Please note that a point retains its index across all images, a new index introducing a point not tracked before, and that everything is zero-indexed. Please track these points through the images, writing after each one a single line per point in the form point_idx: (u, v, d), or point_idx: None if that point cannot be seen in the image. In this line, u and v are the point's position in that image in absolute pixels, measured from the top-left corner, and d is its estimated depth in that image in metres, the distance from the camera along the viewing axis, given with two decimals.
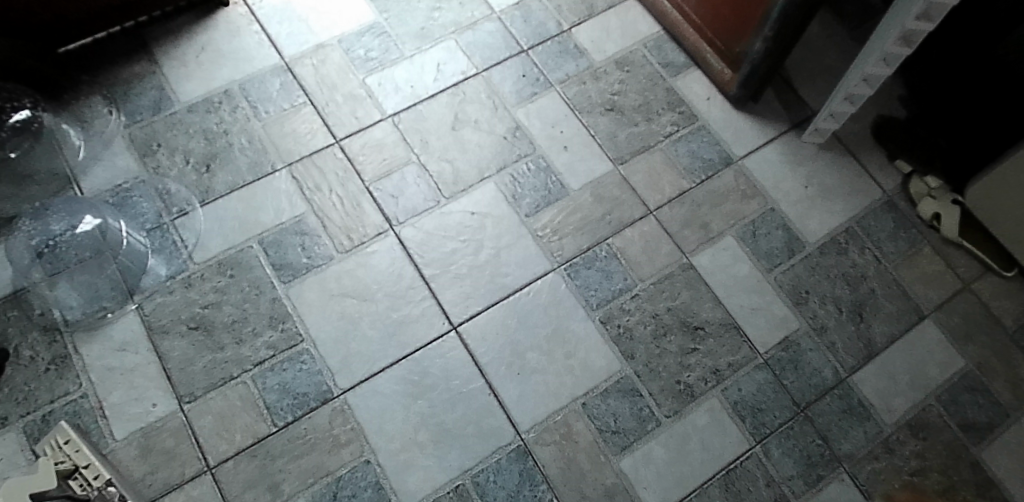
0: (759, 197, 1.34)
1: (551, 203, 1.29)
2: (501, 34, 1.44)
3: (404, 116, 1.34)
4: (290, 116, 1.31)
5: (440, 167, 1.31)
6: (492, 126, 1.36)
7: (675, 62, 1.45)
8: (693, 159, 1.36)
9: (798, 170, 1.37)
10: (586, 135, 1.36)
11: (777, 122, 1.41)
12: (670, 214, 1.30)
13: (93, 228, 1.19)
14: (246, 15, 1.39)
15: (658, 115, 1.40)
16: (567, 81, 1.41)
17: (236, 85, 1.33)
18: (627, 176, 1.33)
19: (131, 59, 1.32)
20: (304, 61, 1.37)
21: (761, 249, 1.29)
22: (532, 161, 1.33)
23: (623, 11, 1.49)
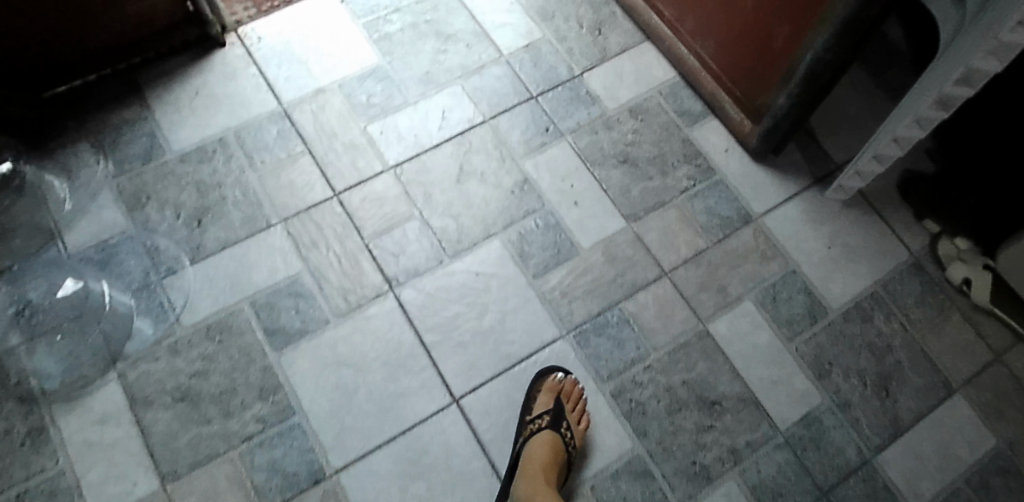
0: (779, 258, 1.27)
1: (561, 262, 1.23)
2: (510, 79, 1.37)
3: (406, 167, 1.28)
4: (287, 166, 1.25)
5: (443, 223, 1.24)
6: (499, 178, 1.29)
7: (692, 110, 1.38)
8: (710, 216, 1.29)
9: (820, 229, 1.31)
10: (598, 190, 1.29)
11: (798, 177, 1.34)
12: (686, 277, 1.24)
13: (75, 291, 1.12)
14: (243, 57, 1.33)
15: (673, 168, 1.33)
16: (578, 130, 1.34)
17: (232, 132, 1.26)
18: (640, 234, 1.26)
19: (121, 103, 1.26)
20: (302, 107, 1.30)
21: (782, 316, 1.23)
22: (541, 217, 1.26)
23: (637, 55, 1.42)
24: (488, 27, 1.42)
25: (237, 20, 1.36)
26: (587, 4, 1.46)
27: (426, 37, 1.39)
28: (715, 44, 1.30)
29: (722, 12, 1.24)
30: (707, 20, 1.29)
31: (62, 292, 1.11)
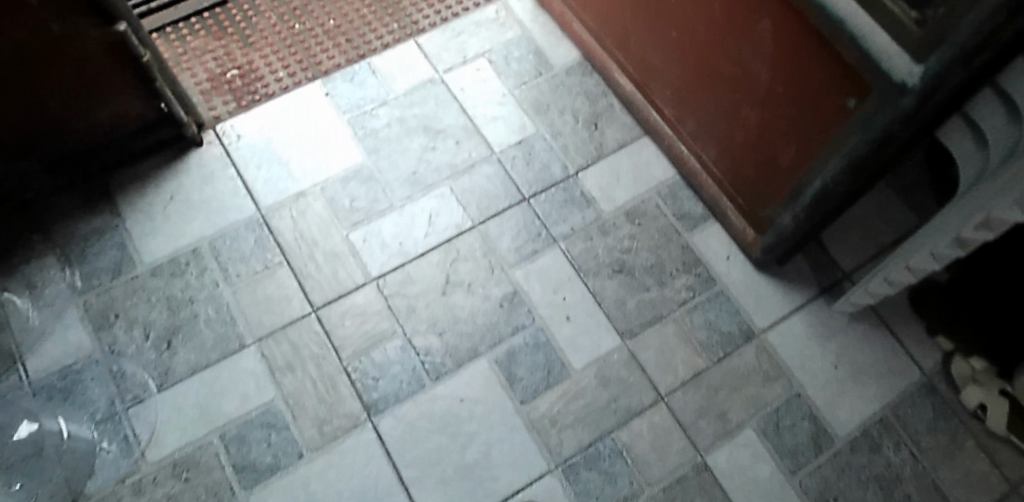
0: (783, 379, 1.21)
1: (551, 385, 1.15)
2: (501, 179, 1.31)
3: (390, 278, 1.21)
4: (264, 279, 1.19)
5: (426, 342, 1.17)
6: (487, 290, 1.22)
7: (692, 214, 1.31)
8: (710, 332, 1.22)
9: (827, 346, 1.24)
10: (592, 302, 1.22)
11: (804, 287, 1.27)
12: (684, 401, 1.17)
13: (30, 435, 1.06)
14: (221, 157, 1.28)
15: (671, 278, 1.25)
16: (572, 235, 1.27)
17: (207, 241, 1.21)
18: (635, 353, 1.19)
19: (92, 210, 1.22)
20: (281, 212, 1.24)
21: (784, 446, 1.16)
22: (530, 334, 1.19)
23: (635, 151, 1.35)
24: (479, 121, 1.35)
25: (215, 115, 1.32)
26: (582, 95, 1.39)
27: (413, 133, 1.33)
28: (716, 149, 1.23)
29: (723, 120, 1.17)
30: (707, 125, 1.22)
31: (17, 436, 1.05)
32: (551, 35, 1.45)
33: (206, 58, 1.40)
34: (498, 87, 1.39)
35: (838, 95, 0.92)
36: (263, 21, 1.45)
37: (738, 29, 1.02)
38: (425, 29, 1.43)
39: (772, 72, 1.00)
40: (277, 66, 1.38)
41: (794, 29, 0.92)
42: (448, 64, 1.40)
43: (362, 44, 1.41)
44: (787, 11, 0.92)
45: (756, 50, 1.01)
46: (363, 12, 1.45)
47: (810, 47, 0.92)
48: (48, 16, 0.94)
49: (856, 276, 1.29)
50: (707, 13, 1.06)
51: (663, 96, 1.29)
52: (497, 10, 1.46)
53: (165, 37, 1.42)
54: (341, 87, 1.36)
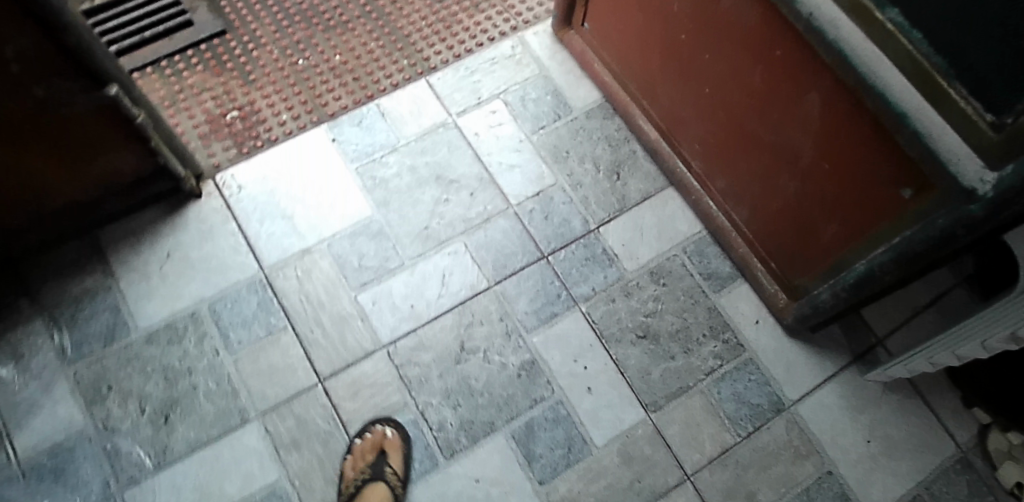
0: (815, 455, 1.16)
1: (572, 464, 1.10)
2: (518, 235, 1.23)
3: (401, 344, 1.14)
4: (267, 347, 1.12)
5: (439, 416, 1.11)
6: (503, 357, 1.15)
7: (719, 273, 1.24)
8: (738, 405, 1.16)
9: (860, 419, 1.19)
10: (615, 372, 1.16)
11: (836, 354, 1.22)
12: (710, 481, 1.11)
13: None
14: (221, 210, 1.21)
15: (698, 345, 1.19)
16: (593, 297, 1.20)
17: (206, 304, 1.14)
18: (661, 427, 1.13)
19: (82, 269, 1.15)
20: (286, 271, 1.17)
21: None
22: (550, 407, 1.12)
23: (659, 204, 1.27)
24: (494, 170, 1.27)
25: (215, 163, 1.24)
26: (604, 141, 1.31)
27: (426, 184, 1.25)
28: (749, 210, 1.16)
29: (758, 185, 1.09)
30: (739, 186, 1.14)
31: None
32: (570, 73, 1.36)
33: (203, 97, 1.32)
34: (515, 131, 1.30)
35: (894, 183, 0.85)
36: (264, 55, 1.36)
37: (783, 97, 0.94)
38: (437, 67, 1.35)
39: (819, 146, 0.93)
40: (281, 108, 1.30)
41: (848, 109, 0.84)
42: (461, 106, 1.31)
43: (369, 82, 1.33)
44: (841, 89, 0.84)
45: (802, 122, 0.93)
46: (370, 46, 1.36)
47: (865, 130, 0.84)
48: (29, 82, 0.86)
49: (889, 341, 1.23)
50: (747, 77, 0.97)
51: (691, 150, 1.21)
52: (513, 45, 1.38)
53: (160, 72, 1.35)
54: (349, 131, 1.28)
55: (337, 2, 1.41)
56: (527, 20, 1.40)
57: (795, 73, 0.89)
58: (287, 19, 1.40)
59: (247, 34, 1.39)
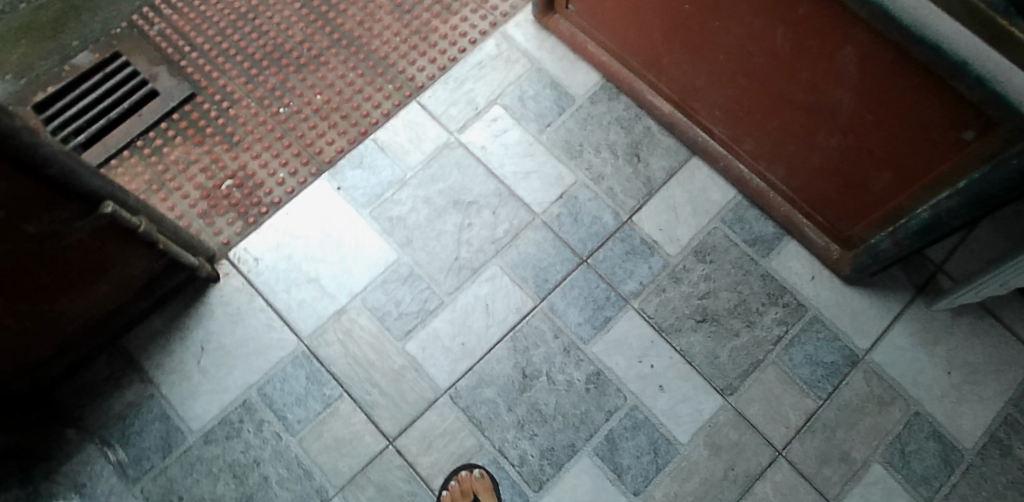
0: (899, 400, 1.13)
1: (662, 468, 1.08)
2: (552, 244, 1.18)
3: (461, 385, 1.10)
4: (328, 421, 1.08)
5: (519, 449, 1.08)
6: (567, 375, 1.11)
7: (764, 236, 1.19)
8: (814, 367, 1.14)
9: (935, 351, 1.15)
10: (683, 365, 1.13)
11: (899, 291, 1.17)
12: (803, 451, 1.10)
13: None
14: (244, 288, 1.15)
15: (760, 315, 1.15)
16: (643, 291, 1.16)
17: (254, 390, 1.10)
18: (742, 409, 1.11)
19: (120, 382, 1.10)
20: (326, 338, 1.13)
21: (915, 475, 1.09)
22: (626, 415, 1.10)
23: (687, 178, 1.21)
24: (510, 182, 1.21)
25: (224, 241, 1.18)
26: (616, 124, 1.24)
27: (445, 213, 1.19)
28: (786, 169, 1.10)
29: (794, 144, 1.04)
30: (773, 147, 1.08)
31: None
32: (563, 59, 1.28)
33: (192, 171, 1.24)
34: (521, 135, 1.23)
35: (952, 129, 0.79)
36: (242, 112, 1.28)
37: (811, 56, 0.87)
38: (425, 84, 1.27)
39: (860, 100, 0.87)
40: (275, 166, 1.23)
41: (890, 61, 0.78)
42: (460, 121, 1.24)
43: (359, 117, 1.25)
44: (880, 40, 0.77)
45: (837, 78, 0.87)
46: (349, 77, 1.28)
47: (912, 80, 0.78)
48: (26, 227, 0.80)
49: (948, 265, 1.18)
50: (767, 40, 0.91)
51: (712, 117, 1.15)
52: (497, 43, 1.29)
53: (138, 153, 1.26)
54: (352, 176, 1.21)
55: (301, 37, 1.33)
56: (505, 12, 1.31)
57: (822, 30, 0.83)
58: (255, 67, 1.31)
59: (217, 92, 1.30)
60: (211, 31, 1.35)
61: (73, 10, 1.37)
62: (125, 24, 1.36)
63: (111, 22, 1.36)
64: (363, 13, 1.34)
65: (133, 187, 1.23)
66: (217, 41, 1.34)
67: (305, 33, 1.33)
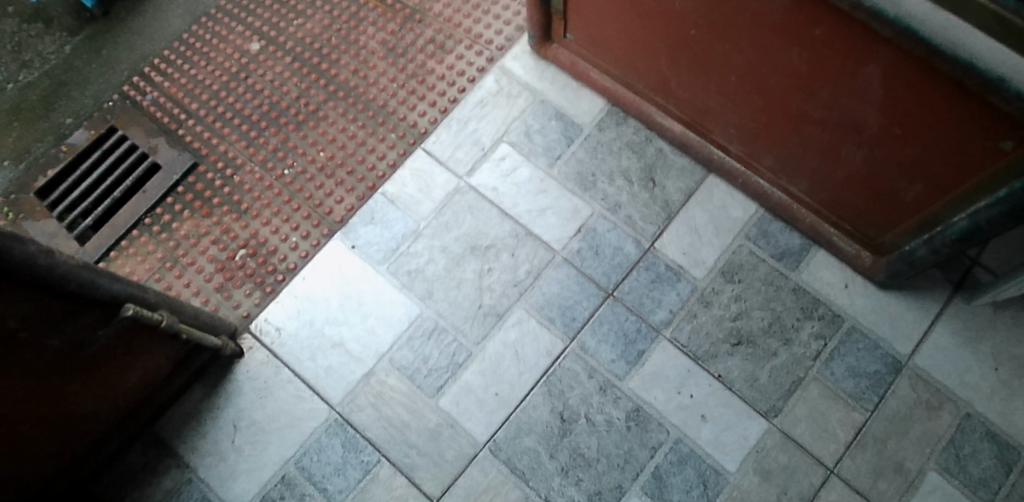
0: (948, 403, 1.08)
1: (712, 500, 1.05)
2: (575, 281, 1.15)
3: (500, 437, 1.08)
4: (369, 487, 1.07)
5: (565, 497, 1.06)
6: (606, 415, 1.09)
7: (790, 249, 1.16)
8: (857, 379, 1.10)
9: (981, 348, 1.10)
10: (722, 391, 1.10)
11: (936, 290, 1.13)
12: (855, 467, 1.06)
13: None
14: (269, 360, 1.13)
15: (796, 331, 1.12)
16: (674, 319, 1.13)
17: (292, 464, 1.08)
18: (788, 430, 1.08)
19: (157, 469, 1.09)
20: (358, 403, 1.11)
21: (973, 479, 1.05)
22: (671, 450, 1.07)
23: (706, 197, 1.19)
24: (526, 221, 1.18)
25: (244, 313, 1.16)
26: (626, 149, 1.21)
27: (463, 260, 1.17)
28: (809, 182, 1.07)
29: (816, 158, 1.01)
30: (793, 161, 1.05)
31: None
32: (566, 89, 1.25)
33: (203, 244, 1.22)
34: (531, 171, 1.21)
35: (986, 141, 0.76)
36: (247, 177, 1.26)
37: (830, 74, 0.84)
38: (427, 129, 1.25)
39: (884, 115, 0.84)
40: (286, 230, 1.21)
41: (915, 77, 0.75)
42: (467, 164, 1.22)
43: (365, 171, 1.23)
44: (903, 58, 0.74)
45: (859, 95, 0.84)
46: (350, 130, 1.26)
47: (941, 95, 0.75)
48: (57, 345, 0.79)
49: (984, 257, 1.14)
50: (781, 61, 0.88)
51: (727, 135, 1.12)
52: (496, 79, 1.26)
53: (147, 231, 1.24)
54: (365, 232, 1.19)
55: (296, 93, 1.30)
56: (501, 45, 1.29)
57: (841, 50, 0.80)
58: (254, 129, 1.29)
59: (220, 158, 1.28)
60: (206, 95, 1.33)
61: (63, 86, 1.35)
62: (117, 97, 1.34)
63: (103, 95, 1.34)
64: (356, 60, 1.31)
65: (146, 267, 1.21)
66: (213, 106, 1.32)
67: (301, 88, 1.31)
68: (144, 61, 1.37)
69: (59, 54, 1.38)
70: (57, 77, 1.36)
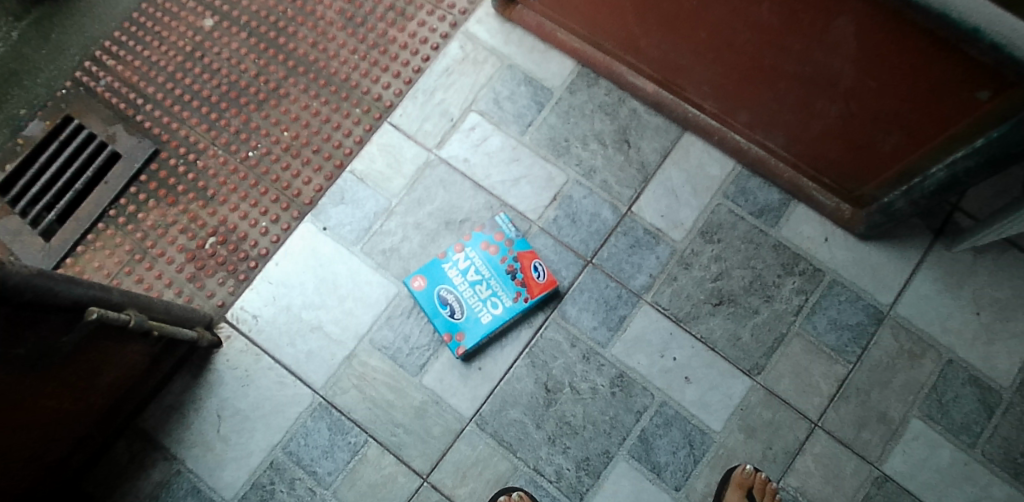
0: (930, 350, 1.08)
1: (699, 459, 1.06)
2: (554, 250, 1.14)
3: (485, 411, 1.08)
4: (359, 468, 1.07)
5: (554, 465, 1.06)
6: (591, 382, 1.09)
7: (769, 205, 1.14)
8: (839, 332, 1.10)
9: (962, 294, 1.10)
10: (705, 352, 1.10)
11: (917, 239, 1.12)
12: (839, 419, 1.07)
13: None
14: (249, 349, 1.12)
15: (777, 288, 1.12)
16: (654, 284, 1.12)
17: (280, 450, 1.08)
18: (772, 387, 1.08)
19: (144, 464, 1.07)
20: (341, 385, 1.10)
21: (956, 424, 1.06)
22: (656, 413, 1.08)
23: (682, 155, 1.16)
24: (500, 191, 1.16)
25: (219, 302, 1.14)
26: (599, 112, 1.19)
27: (438, 235, 1.15)
28: (785, 136, 1.05)
29: (792, 113, 0.99)
30: (769, 117, 1.03)
31: None
32: (534, 52, 1.22)
33: (172, 234, 1.19)
34: (503, 140, 1.19)
35: (963, 91, 0.75)
36: (211, 162, 1.22)
37: (803, 28, 0.81)
38: (393, 102, 1.21)
39: (859, 67, 0.81)
40: (256, 216, 1.18)
41: (888, 29, 0.73)
42: (436, 136, 1.19)
43: (331, 148, 1.20)
44: (876, 9, 0.72)
45: (832, 48, 0.81)
46: (314, 107, 1.22)
47: (916, 47, 0.73)
48: (27, 358, 0.77)
49: (964, 202, 1.13)
50: (752, 16, 0.85)
51: (701, 92, 1.09)
52: (460, 45, 1.23)
53: (113, 223, 1.20)
54: (336, 213, 1.17)
55: (255, 71, 1.25)
56: (464, 9, 1.24)
57: (813, 2, 0.77)
58: (213, 111, 1.24)
59: (181, 143, 1.23)
60: (161, 77, 1.27)
61: (14, 75, 1.29)
62: (69, 84, 1.27)
63: (55, 83, 1.28)
64: (314, 32, 1.26)
65: (115, 261, 1.18)
66: (169, 88, 1.26)
67: (259, 65, 1.26)
68: (94, 44, 1.30)
69: (6, 41, 1.31)
70: (6, 65, 1.30)
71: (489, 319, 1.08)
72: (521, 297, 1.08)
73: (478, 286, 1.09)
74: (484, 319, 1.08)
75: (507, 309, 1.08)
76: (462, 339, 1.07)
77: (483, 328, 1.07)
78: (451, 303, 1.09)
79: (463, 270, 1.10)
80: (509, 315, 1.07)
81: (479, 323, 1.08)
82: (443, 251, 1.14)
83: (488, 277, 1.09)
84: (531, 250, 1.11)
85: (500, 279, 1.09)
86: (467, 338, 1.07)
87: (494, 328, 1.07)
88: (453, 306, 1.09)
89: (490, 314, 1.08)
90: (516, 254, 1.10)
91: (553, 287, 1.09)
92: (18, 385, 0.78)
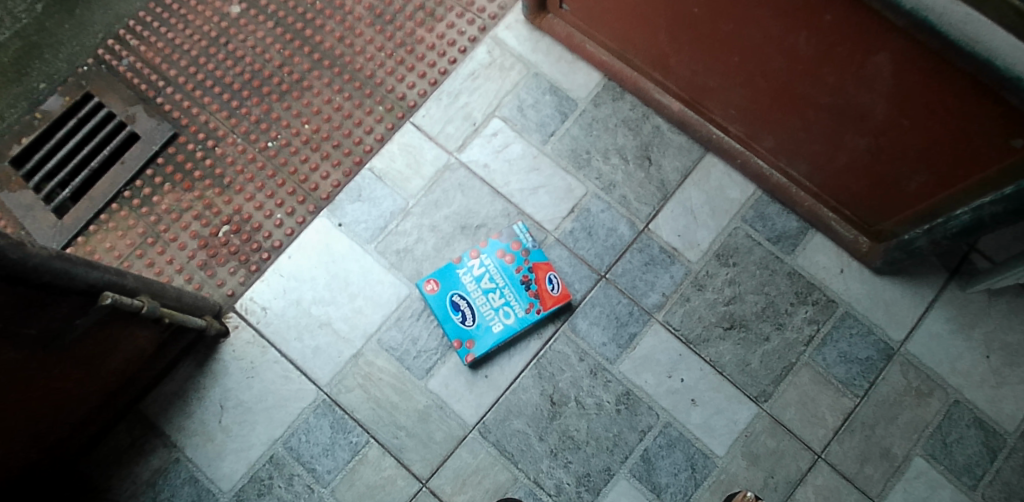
0: (938, 389, 1.08)
1: (700, 483, 1.06)
2: (568, 262, 1.13)
3: (489, 419, 1.08)
4: (358, 468, 1.06)
5: (554, 479, 1.06)
6: (596, 398, 1.09)
7: (787, 232, 1.14)
8: (848, 365, 1.09)
9: (973, 336, 1.09)
10: (713, 375, 1.09)
11: (933, 276, 1.11)
12: (842, 452, 1.06)
13: None
14: (256, 340, 1.11)
15: (789, 316, 1.11)
16: (666, 303, 1.12)
17: (280, 444, 1.07)
18: (778, 415, 1.08)
19: (143, 449, 1.07)
20: (346, 384, 1.10)
21: (958, 465, 1.05)
22: (660, 433, 1.07)
23: (702, 176, 1.16)
24: (518, 199, 1.16)
25: (229, 292, 1.14)
26: (622, 126, 1.18)
27: (453, 239, 1.14)
28: (810, 165, 1.05)
29: (818, 143, 0.98)
30: (795, 145, 1.03)
31: None
32: (561, 62, 1.21)
33: (185, 219, 1.18)
34: (524, 148, 1.18)
35: (997, 137, 0.74)
36: (229, 149, 1.21)
37: (840, 62, 0.81)
38: (416, 102, 1.21)
39: (892, 104, 0.81)
40: (271, 207, 1.18)
41: (927, 69, 0.73)
42: (458, 140, 1.19)
43: (352, 145, 1.20)
44: (917, 47, 0.71)
45: (867, 83, 0.81)
46: (336, 101, 1.22)
47: (954, 89, 0.72)
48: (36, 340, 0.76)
49: (981, 243, 1.12)
50: (788, 45, 0.84)
51: (727, 114, 1.09)
52: (488, 50, 1.22)
53: (127, 205, 1.19)
54: (352, 210, 1.17)
55: (280, 61, 1.25)
56: (494, 13, 1.24)
57: (853, 36, 0.76)
58: (235, 98, 1.24)
59: (200, 129, 1.23)
60: (184, 60, 1.26)
61: (36, 48, 1.28)
62: (91, 61, 1.26)
63: (77, 59, 1.27)
64: (341, 27, 1.25)
65: (127, 242, 1.17)
66: (192, 72, 1.25)
67: (284, 55, 1.25)
68: (119, 22, 1.29)
69: (30, 12, 1.29)
70: (29, 38, 1.28)
71: (500, 328, 1.08)
72: (533, 308, 1.08)
73: (492, 294, 1.09)
74: (495, 328, 1.08)
75: (518, 319, 1.08)
76: (472, 346, 1.07)
77: (494, 336, 1.07)
78: (464, 309, 1.09)
79: (477, 276, 1.10)
80: (520, 325, 1.07)
81: (489, 331, 1.08)
82: (458, 255, 1.13)
83: (502, 285, 1.09)
84: (546, 262, 1.11)
85: (513, 289, 1.09)
86: (477, 345, 1.07)
87: (504, 337, 1.07)
88: (465, 312, 1.08)
89: (501, 324, 1.08)
90: (530, 264, 1.10)
91: (566, 301, 1.09)
92: (25, 363, 0.77)
